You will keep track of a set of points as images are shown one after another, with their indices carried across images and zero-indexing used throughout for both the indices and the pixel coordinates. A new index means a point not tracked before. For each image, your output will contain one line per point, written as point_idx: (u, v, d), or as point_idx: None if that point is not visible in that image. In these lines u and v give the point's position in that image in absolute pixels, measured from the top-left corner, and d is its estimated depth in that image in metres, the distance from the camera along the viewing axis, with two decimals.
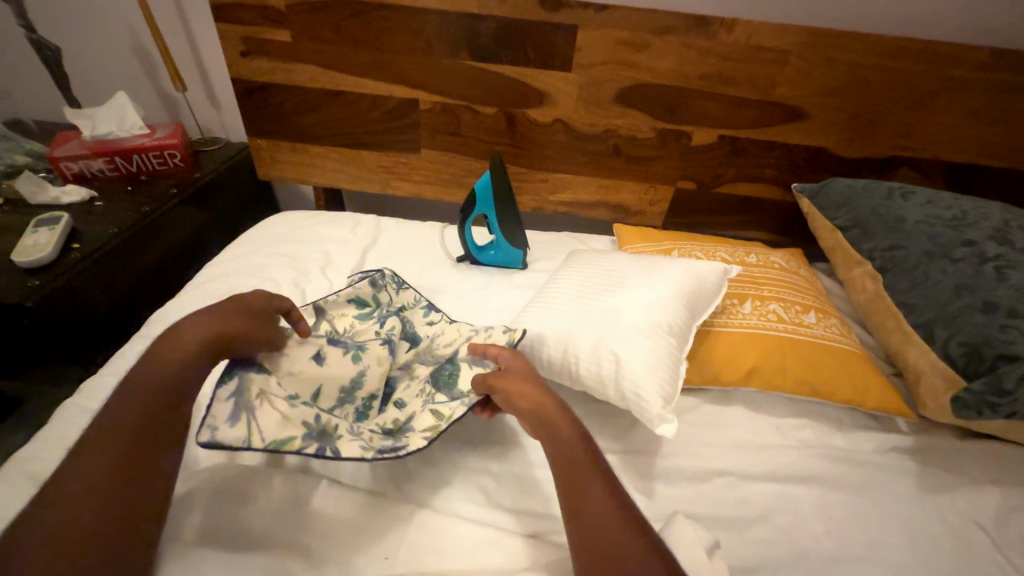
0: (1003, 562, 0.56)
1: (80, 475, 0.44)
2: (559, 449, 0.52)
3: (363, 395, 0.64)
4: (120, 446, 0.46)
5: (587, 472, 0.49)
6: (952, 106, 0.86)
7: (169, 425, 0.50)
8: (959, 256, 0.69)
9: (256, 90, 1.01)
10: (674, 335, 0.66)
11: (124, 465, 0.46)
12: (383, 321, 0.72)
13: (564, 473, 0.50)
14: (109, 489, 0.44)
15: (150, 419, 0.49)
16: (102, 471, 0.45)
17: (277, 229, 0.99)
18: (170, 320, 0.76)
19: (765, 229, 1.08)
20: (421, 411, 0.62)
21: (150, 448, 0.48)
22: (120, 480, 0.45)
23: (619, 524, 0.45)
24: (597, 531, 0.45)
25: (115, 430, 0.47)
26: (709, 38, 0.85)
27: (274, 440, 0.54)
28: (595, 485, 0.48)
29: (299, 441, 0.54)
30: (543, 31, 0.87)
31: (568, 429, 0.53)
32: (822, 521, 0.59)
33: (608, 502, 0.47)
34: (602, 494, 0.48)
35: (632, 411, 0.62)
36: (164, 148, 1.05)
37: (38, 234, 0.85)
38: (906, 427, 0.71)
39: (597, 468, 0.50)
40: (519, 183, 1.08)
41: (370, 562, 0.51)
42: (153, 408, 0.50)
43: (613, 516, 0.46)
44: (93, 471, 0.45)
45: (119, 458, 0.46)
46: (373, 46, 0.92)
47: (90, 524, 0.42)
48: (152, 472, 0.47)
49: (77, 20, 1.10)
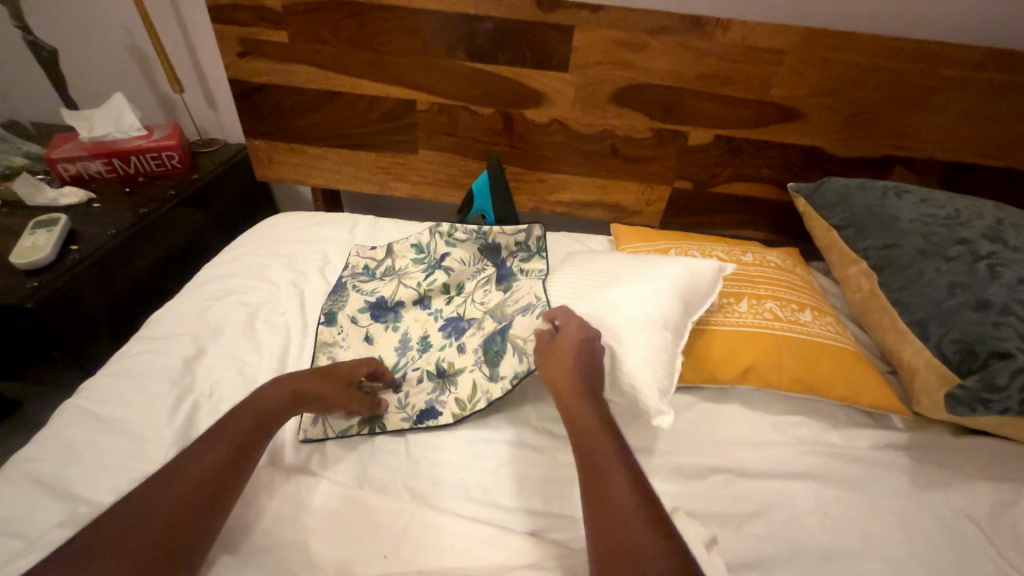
0: (998, 557, 0.57)
1: (159, 494, 0.47)
2: (584, 437, 0.55)
3: (415, 342, 0.77)
4: (198, 466, 0.50)
5: (608, 461, 0.51)
6: (945, 106, 0.87)
7: (244, 453, 0.53)
8: (953, 254, 0.70)
9: (254, 91, 1.01)
10: (669, 327, 0.66)
11: (204, 485, 0.49)
12: (429, 274, 0.83)
13: (585, 462, 0.53)
14: (177, 507, 0.46)
15: (240, 444, 0.54)
16: (178, 488, 0.48)
17: (275, 229, 0.99)
18: (170, 321, 0.77)
19: (761, 228, 1.09)
20: (469, 372, 0.70)
21: (230, 469, 0.51)
22: (198, 500, 0.48)
23: (637, 512, 0.46)
24: (613, 514, 0.47)
25: (205, 454, 0.51)
26: (704, 39, 0.85)
27: (339, 430, 0.66)
28: (613, 471, 0.50)
29: (358, 428, 0.67)
30: (539, 31, 0.87)
31: (596, 421, 0.56)
32: (818, 518, 0.59)
33: (627, 494, 0.48)
34: (620, 478, 0.49)
35: (634, 404, 0.63)
36: (161, 150, 1.04)
37: (36, 236, 0.85)
38: (901, 423, 0.72)
39: (623, 461, 0.51)
40: (516, 183, 1.08)
41: (371, 561, 0.51)
42: (238, 435, 0.54)
43: (629, 508, 0.47)
44: (168, 487, 0.48)
45: (198, 479, 0.49)
46: (370, 47, 0.92)
47: (167, 537, 0.44)
48: (228, 491, 0.50)
49: (73, 21, 1.10)
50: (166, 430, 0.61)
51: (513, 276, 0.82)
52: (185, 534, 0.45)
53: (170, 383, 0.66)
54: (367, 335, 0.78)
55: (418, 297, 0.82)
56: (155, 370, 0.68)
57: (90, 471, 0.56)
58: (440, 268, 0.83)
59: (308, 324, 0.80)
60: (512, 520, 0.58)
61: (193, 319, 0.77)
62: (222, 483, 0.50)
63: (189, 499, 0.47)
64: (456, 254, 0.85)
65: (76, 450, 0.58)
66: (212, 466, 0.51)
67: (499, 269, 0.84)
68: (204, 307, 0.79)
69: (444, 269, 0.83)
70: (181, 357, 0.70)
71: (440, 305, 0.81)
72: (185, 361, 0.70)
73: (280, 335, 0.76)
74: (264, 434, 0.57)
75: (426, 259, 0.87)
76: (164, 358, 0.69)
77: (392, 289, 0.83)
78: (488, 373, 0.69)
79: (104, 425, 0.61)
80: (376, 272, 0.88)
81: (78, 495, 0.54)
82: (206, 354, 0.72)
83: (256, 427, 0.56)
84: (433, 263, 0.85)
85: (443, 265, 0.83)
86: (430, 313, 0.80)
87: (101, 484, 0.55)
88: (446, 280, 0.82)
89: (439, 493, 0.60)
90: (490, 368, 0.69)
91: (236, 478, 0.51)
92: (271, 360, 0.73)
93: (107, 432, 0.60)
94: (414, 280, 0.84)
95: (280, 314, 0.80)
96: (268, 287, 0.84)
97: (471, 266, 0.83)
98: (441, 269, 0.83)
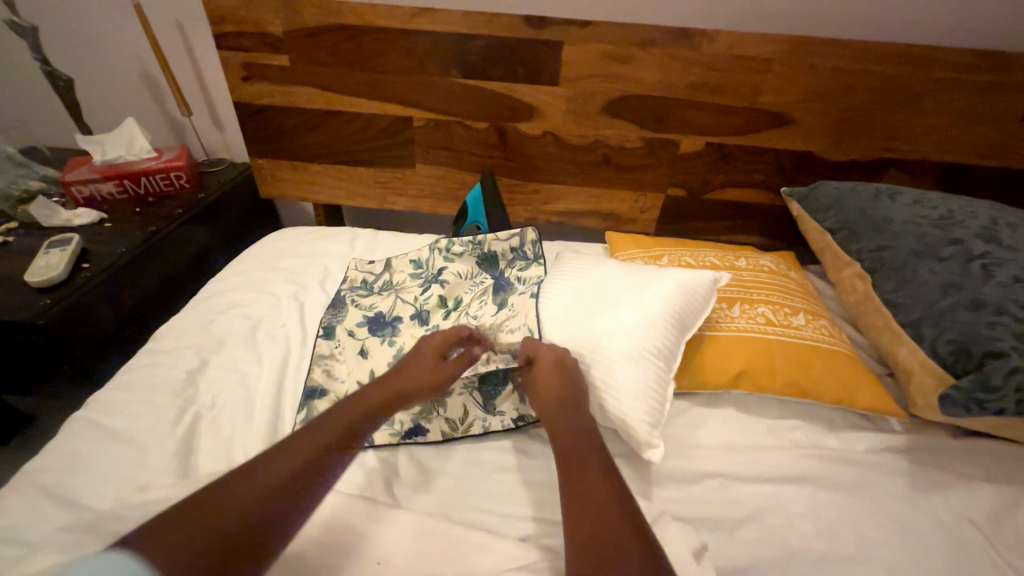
0: (1001, 562, 0.56)
1: (251, 481, 0.48)
2: (565, 442, 0.59)
3: None
4: (296, 458, 0.52)
5: (587, 462, 0.55)
6: (936, 107, 0.87)
7: (337, 455, 0.55)
8: (946, 254, 0.70)
9: (258, 112, 1.05)
10: (661, 355, 0.65)
11: (294, 478, 0.50)
12: (426, 288, 0.87)
13: (566, 466, 0.56)
14: (268, 497, 0.47)
15: (321, 450, 0.54)
16: (270, 478, 0.49)
17: (278, 245, 1.02)
18: (175, 334, 0.79)
19: (757, 233, 1.09)
20: (459, 396, 0.71)
21: (309, 476, 0.51)
22: (266, 511, 0.46)
23: (609, 506, 0.50)
24: (587, 507, 0.50)
25: (295, 450, 0.53)
26: (692, 49, 0.87)
27: None
28: (592, 471, 0.54)
29: None
30: (531, 47, 0.90)
31: (576, 429, 0.60)
32: (814, 522, 0.59)
33: (603, 490, 0.52)
34: (598, 480, 0.53)
35: (620, 433, 0.63)
36: (170, 170, 1.09)
37: (50, 255, 0.89)
38: (899, 426, 0.71)
39: (600, 461, 0.55)
40: (510, 194, 1.10)
41: (363, 566, 0.51)
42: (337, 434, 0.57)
43: (602, 500, 0.50)
44: (263, 475, 0.49)
45: (291, 469, 0.50)
46: (368, 68, 0.96)
47: (235, 544, 0.43)
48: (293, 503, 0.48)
49: (88, 51, 1.16)
50: (168, 440, 0.63)
51: (510, 286, 0.83)
52: (259, 531, 0.45)
53: (173, 394, 0.68)
54: (362, 348, 0.78)
55: (415, 312, 0.84)
56: (159, 381, 0.70)
57: (95, 480, 0.58)
58: (437, 282, 0.87)
59: (308, 336, 0.82)
60: (504, 526, 0.58)
61: (198, 332, 0.79)
62: (289, 497, 0.48)
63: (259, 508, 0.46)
64: (454, 267, 0.89)
65: (81, 460, 0.60)
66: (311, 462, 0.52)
67: (494, 280, 0.86)
68: (209, 320, 0.82)
69: (441, 283, 0.86)
70: (185, 369, 0.72)
71: (438, 321, 0.82)
72: (188, 372, 0.72)
73: (281, 347, 0.79)
74: (337, 457, 0.55)
75: (426, 274, 0.90)
76: (169, 370, 0.72)
77: (390, 304, 0.85)
78: (481, 402, 0.71)
79: (108, 436, 0.63)
80: (374, 286, 0.90)
81: (83, 503, 0.55)
82: (208, 365, 0.74)
83: (328, 447, 0.55)
84: (430, 277, 0.89)
85: (440, 278, 0.87)
86: (427, 329, 0.81)
87: (104, 493, 0.56)
88: (442, 293, 0.85)
89: (432, 500, 0.60)
90: (484, 399, 0.71)
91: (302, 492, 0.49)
92: (272, 370, 0.75)
93: (111, 443, 0.62)
94: (412, 294, 0.86)
95: (280, 326, 0.82)
96: (269, 300, 0.87)
97: (468, 280, 0.87)
98: (438, 283, 0.87)
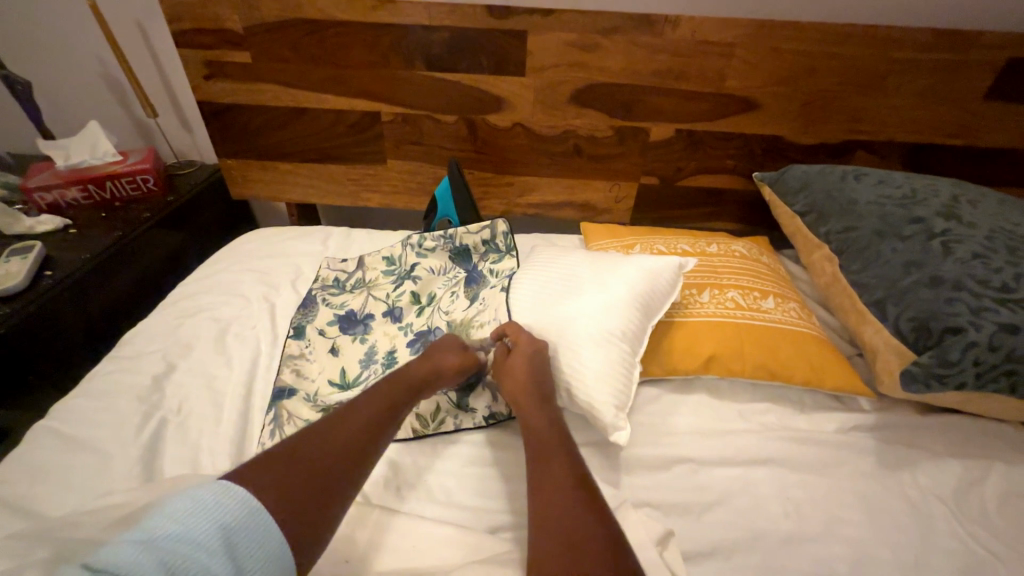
0: (963, 534, 0.57)
1: (313, 457, 0.51)
2: (532, 432, 0.59)
3: (381, 355, 0.76)
4: (348, 437, 0.54)
5: (553, 451, 0.55)
6: (900, 88, 0.88)
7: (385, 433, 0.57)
8: (908, 233, 0.71)
9: (223, 112, 1.03)
10: (627, 339, 0.65)
11: (347, 455, 0.53)
12: (398, 285, 0.86)
13: (534, 455, 0.56)
14: (329, 473, 0.50)
15: (369, 429, 0.56)
16: (327, 455, 0.51)
17: (249, 246, 1.00)
18: (141, 340, 0.78)
19: (732, 219, 1.10)
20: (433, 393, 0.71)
21: (361, 453, 0.54)
22: (327, 485, 0.49)
23: (571, 493, 0.50)
24: (551, 496, 0.50)
25: (346, 427, 0.55)
26: (656, 36, 0.87)
27: None
28: (557, 460, 0.54)
29: None
30: (494, 38, 0.89)
31: (545, 418, 0.60)
32: (781, 503, 0.59)
33: (566, 478, 0.52)
34: (562, 468, 0.53)
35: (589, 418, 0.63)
36: (136, 174, 1.06)
37: (10, 264, 0.87)
38: (868, 405, 0.72)
39: (565, 449, 0.56)
40: (484, 187, 1.10)
41: (330, 564, 0.51)
42: (382, 413, 0.59)
43: (565, 488, 0.51)
44: (321, 452, 0.52)
45: (342, 448, 0.53)
46: (332, 63, 0.94)
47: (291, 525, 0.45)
48: (339, 502, 0.49)
49: (46, 54, 1.13)
50: (131, 447, 0.62)
51: (482, 279, 0.83)
52: (322, 506, 0.48)
53: (138, 400, 0.68)
54: (334, 347, 0.78)
55: (387, 309, 0.83)
56: (124, 389, 0.69)
57: (53, 489, 0.57)
58: (409, 278, 0.86)
59: (278, 337, 0.81)
60: (473, 519, 0.58)
61: (166, 337, 0.78)
62: (335, 479, 0.50)
63: (302, 500, 0.47)
64: (427, 263, 0.88)
65: (40, 470, 0.59)
66: (362, 440, 0.55)
67: (466, 274, 0.85)
68: (178, 324, 0.81)
69: (413, 279, 0.86)
70: (151, 374, 0.71)
71: (411, 317, 0.81)
72: (155, 378, 0.71)
73: (250, 349, 0.78)
74: (377, 441, 0.56)
75: (398, 271, 0.89)
76: (134, 376, 0.71)
77: (362, 302, 0.85)
78: (455, 401, 0.71)
79: (69, 445, 0.62)
80: (346, 284, 0.89)
81: (42, 513, 0.55)
82: (176, 370, 0.73)
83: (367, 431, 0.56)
84: (403, 274, 0.88)
85: (412, 274, 0.87)
86: (400, 326, 0.80)
87: (63, 502, 0.56)
88: (415, 290, 0.84)
89: (400, 496, 0.60)
90: (459, 396, 0.71)
91: (344, 496, 0.50)
92: (241, 371, 0.74)
93: (72, 451, 0.61)
94: (384, 291, 0.86)
95: (250, 328, 0.81)
96: (240, 302, 0.86)
97: (440, 275, 0.86)
98: (410, 279, 0.86)
